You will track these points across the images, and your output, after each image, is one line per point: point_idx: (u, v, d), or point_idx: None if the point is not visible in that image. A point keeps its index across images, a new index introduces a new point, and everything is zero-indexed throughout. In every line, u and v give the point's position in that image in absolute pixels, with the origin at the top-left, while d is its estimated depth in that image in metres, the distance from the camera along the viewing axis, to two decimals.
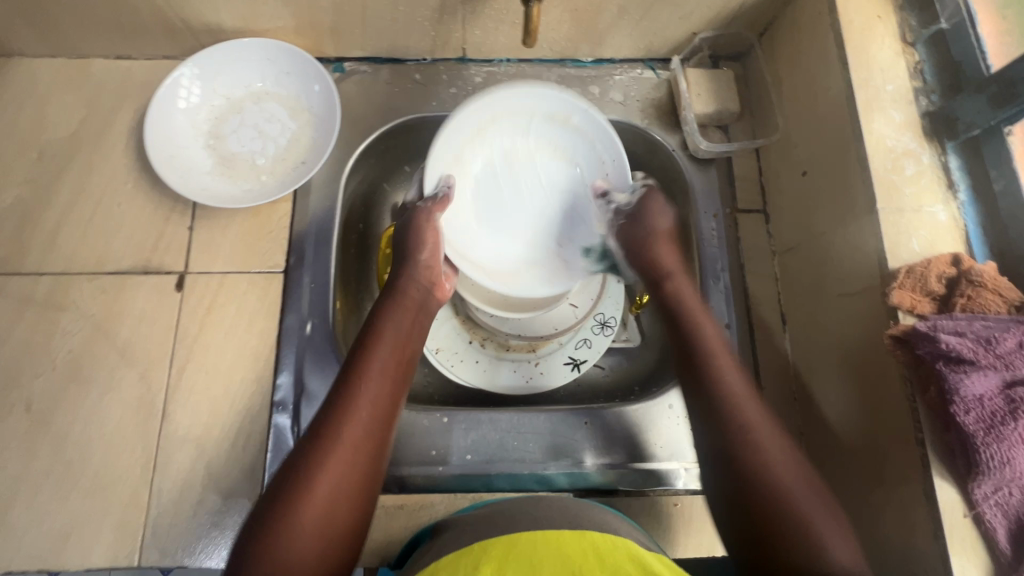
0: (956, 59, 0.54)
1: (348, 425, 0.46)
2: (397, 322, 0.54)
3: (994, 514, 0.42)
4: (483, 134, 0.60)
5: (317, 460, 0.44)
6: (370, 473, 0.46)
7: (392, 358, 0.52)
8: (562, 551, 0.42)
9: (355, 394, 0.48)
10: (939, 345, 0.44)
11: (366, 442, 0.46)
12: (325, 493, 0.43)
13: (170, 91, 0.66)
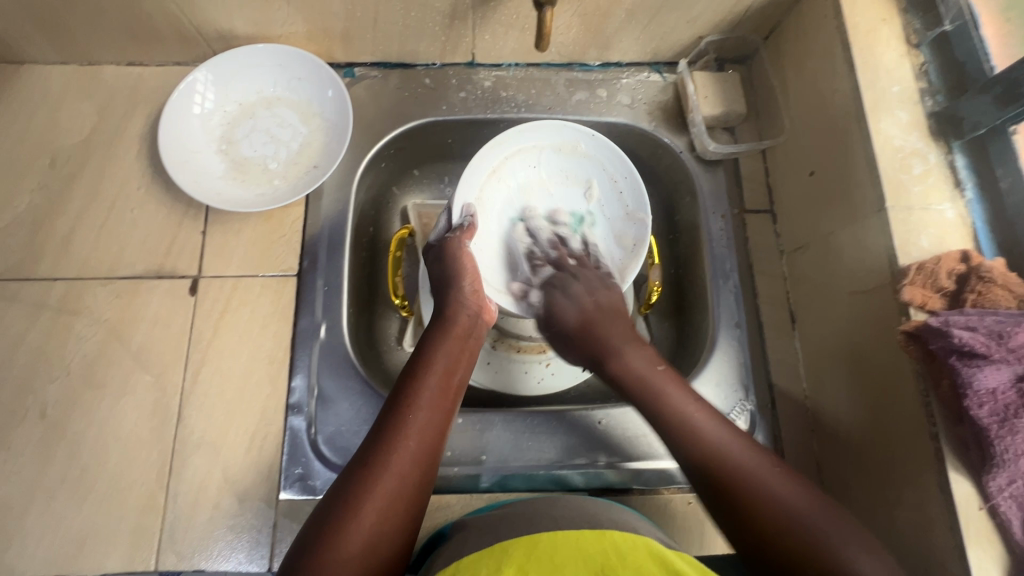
0: (960, 59, 0.55)
1: (396, 454, 0.47)
2: (443, 350, 0.54)
3: (1009, 506, 0.43)
4: (497, 170, 0.62)
5: (363, 489, 0.45)
6: (414, 501, 0.46)
7: (443, 389, 0.52)
8: (583, 551, 0.42)
9: (404, 424, 0.49)
10: (951, 340, 0.45)
11: (412, 472, 0.47)
12: (369, 522, 0.43)
13: (183, 97, 0.67)
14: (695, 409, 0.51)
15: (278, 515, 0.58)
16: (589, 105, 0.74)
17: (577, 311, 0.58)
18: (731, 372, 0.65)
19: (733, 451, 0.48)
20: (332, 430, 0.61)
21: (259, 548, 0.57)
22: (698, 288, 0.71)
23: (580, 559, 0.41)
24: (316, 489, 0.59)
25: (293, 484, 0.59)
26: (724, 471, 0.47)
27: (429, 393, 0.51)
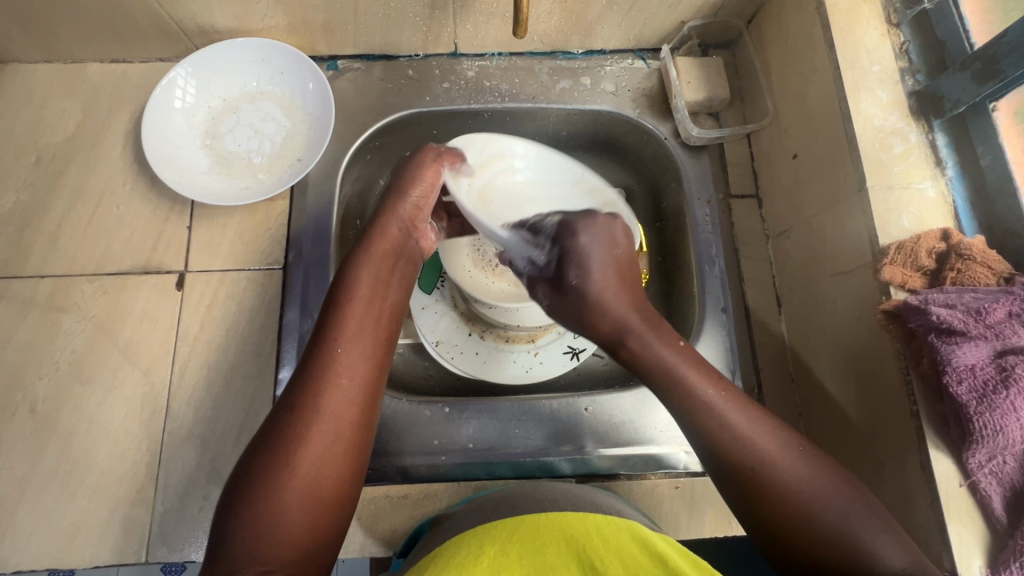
0: (941, 38, 0.54)
1: (325, 396, 0.47)
2: (365, 283, 0.54)
3: (988, 481, 0.43)
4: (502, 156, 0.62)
5: (291, 431, 0.46)
6: (351, 440, 0.47)
7: (374, 317, 0.53)
8: (565, 533, 0.42)
9: (334, 360, 0.49)
10: (930, 317, 0.45)
11: (349, 411, 0.48)
12: (303, 468, 0.45)
13: (166, 92, 0.67)
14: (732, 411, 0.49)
15: None
16: (573, 92, 0.73)
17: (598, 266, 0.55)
18: (719, 355, 0.65)
19: (759, 447, 0.47)
20: None
21: None
22: (685, 274, 0.71)
23: (560, 541, 0.41)
24: None
25: None
26: (751, 464, 0.47)
27: (355, 327, 0.52)
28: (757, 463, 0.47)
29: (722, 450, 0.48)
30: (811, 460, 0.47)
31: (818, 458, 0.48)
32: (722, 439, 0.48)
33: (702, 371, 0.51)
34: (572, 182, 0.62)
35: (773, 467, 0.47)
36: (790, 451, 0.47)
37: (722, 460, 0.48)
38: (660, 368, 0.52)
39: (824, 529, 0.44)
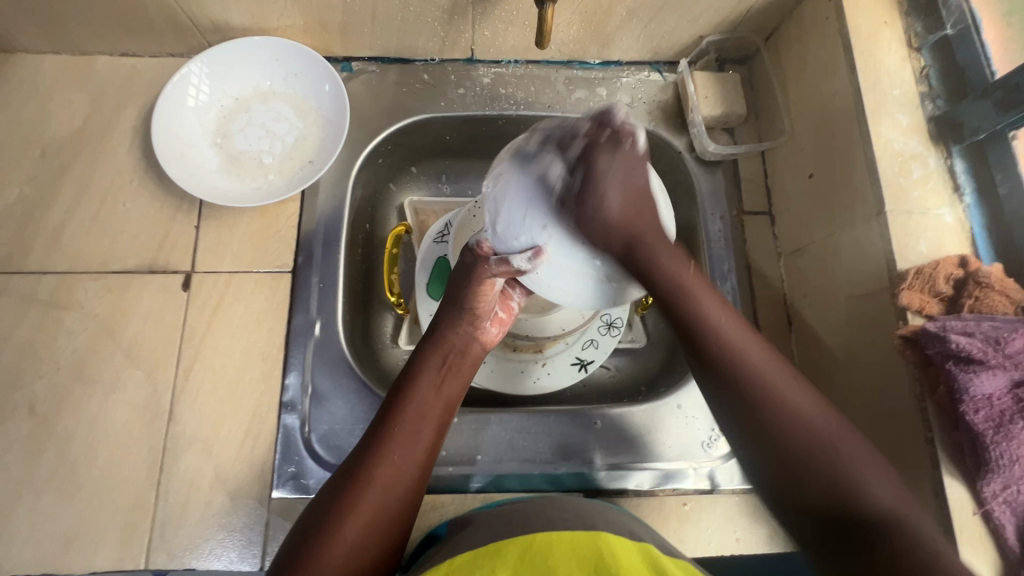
0: (962, 64, 0.55)
1: (392, 444, 0.49)
2: (463, 337, 0.56)
3: (1003, 511, 0.43)
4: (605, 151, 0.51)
5: (369, 474, 0.47)
6: (412, 494, 0.49)
7: (448, 372, 0.54)
8: (575, 556, 0.41)
9: (402, 409, 0.51)
10: (948, 345, 0.45)
11: (412, 463, 0.49)
12: (366, 513, 0.46)
13: (179, 89, 0.66)
14: (711, 314, 0.50)
15: (270, 514, 0.58)
16: (589, 103, 0.73)
17: (618, 201, 0.50)
18: None
19: (744, 355, 0.49)
20: (326, 428, 0.61)
21: (250, 547, 0.57)
22: None
23: (571, 559, 0.41)
24: (310, 488, 0.59)
25: (286, 482, 0.59)
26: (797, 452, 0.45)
27: (450, 381, 0.54)
28: (739, 372, 0.48)
29: (709, 359, 0.50)
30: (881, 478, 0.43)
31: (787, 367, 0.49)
32: (720, 349, 0.49)
33: (702, 290, 0.51)
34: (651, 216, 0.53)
35: (751, 377, 0.48)
36: (762, 357, 0.49)
37: (710, 359, 0.49)
38: (663, 283, 0.50)
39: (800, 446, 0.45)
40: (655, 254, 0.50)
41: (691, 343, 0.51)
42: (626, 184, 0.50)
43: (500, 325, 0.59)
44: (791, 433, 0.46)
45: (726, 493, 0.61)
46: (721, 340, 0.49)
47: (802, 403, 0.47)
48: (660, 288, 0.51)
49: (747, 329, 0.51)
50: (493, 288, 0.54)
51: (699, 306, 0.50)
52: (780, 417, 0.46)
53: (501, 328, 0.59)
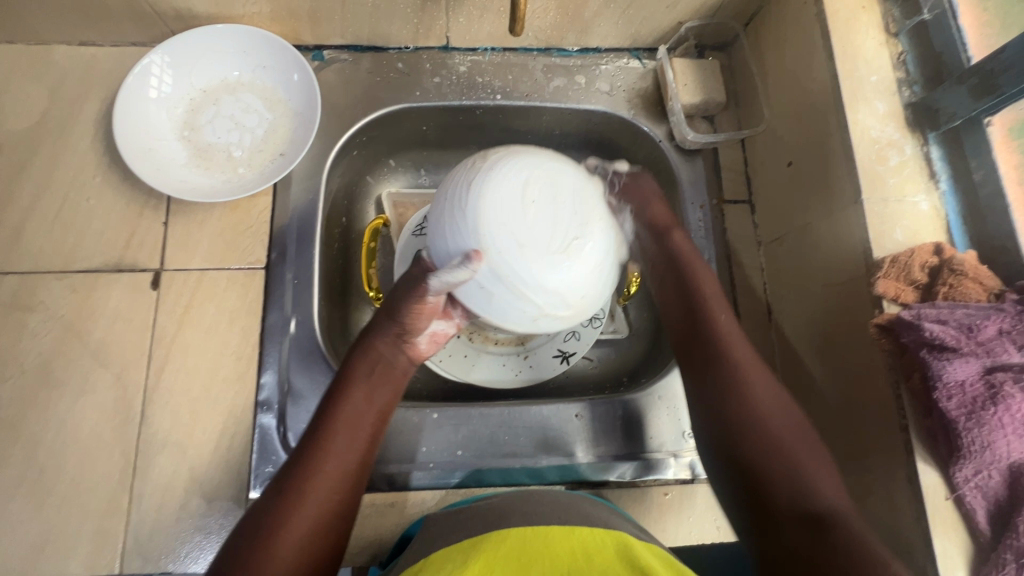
0: (938, 49, 0.54)
1: (322, 459, 0.48)
2: (393, 350, 0.55)
3: (974, 496, 0.44)
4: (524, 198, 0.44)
5: (299, 494, 0.46)
6: (347, 508, 0.48)
7: (377, 390, 0.53)
8: (549, 552, 0.41)
9: (332, 424, 0.50)
10: (923, 333, 0.45)
11: (341, 478, 0.48)
12: (298, 531, 0.45)
13: (140, 80, 0.63)
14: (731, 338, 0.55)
15: None
16: (568, 91, 0.72)
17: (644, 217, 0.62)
18: None
19: (772, 426, 0.50)
20: (303, 427, 0.60)
21: None
22: None
23: (543, 556, 0.41)
24: None
25: (263, 482, 0.58)
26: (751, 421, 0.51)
27: (377, 398, 0.53)
28: (754, 424, 0.50)
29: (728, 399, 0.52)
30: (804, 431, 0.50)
31: (835, 472, 0.48)
32: (743, 413, 0.51)
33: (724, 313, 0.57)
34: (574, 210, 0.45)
35: (777, 444, 0.49)
36: (804, 444, 0.49)
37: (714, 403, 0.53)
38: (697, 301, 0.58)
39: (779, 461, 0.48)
40: (692, 307, 0.58)
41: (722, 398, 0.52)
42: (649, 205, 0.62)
43: (435, 338, 0.56)
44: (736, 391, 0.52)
45: (706, 482, 0.62)
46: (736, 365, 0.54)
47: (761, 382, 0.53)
48: (710, 359, 0.55)
49: (803, 425, 0.51)
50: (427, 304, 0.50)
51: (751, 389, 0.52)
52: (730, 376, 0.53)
53: (434, 343, 0.56)
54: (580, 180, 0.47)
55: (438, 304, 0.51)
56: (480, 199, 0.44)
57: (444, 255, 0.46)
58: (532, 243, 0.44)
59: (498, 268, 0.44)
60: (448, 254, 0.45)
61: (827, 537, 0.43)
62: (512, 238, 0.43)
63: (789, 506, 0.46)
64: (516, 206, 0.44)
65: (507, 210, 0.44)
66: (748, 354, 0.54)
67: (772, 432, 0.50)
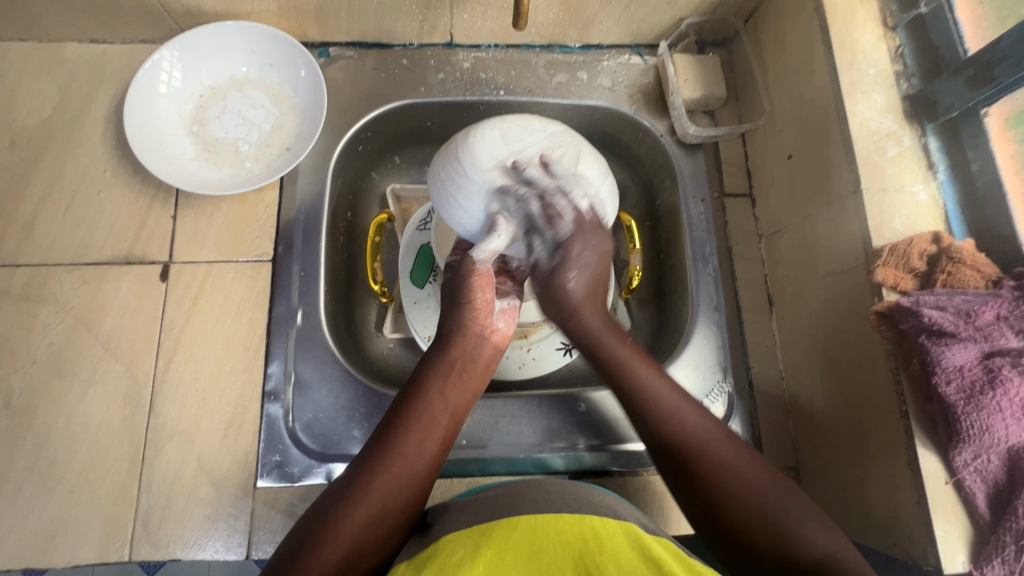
0: (935, 42, 0.55)
1: (398, 450, 0.48)
2: (473, 340, 0.55)
3: (973, 480, 0.44)
4: (506, 136, 0.49)
5: (375, 479, 0.47)
6: (413, 504, 0.48)
7: (457, 382, 0.54)
8: (561, 541, 0.41)
9: (412, 416, 0.51)
10: (922, 319, 0.46)
11: (414, 472, 0.48)
12: (363, 517, 0.45)
13: (150, 75, 0.64)
14: (652, 379, 0.53)
15: (255, 504, 0.57)
16: (570, 87, 0.73)
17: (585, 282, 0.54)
18: (709, 353, 0.66)
19: (728, 458, 0.49)
20: (310, 416, 0.61)
21: (235, 537, 0.56)
22: (678, 273, 0.71)
23: (557, 544, 0.41)
24: (294, 476, 0.58)
25: (270, 472, 0.58)
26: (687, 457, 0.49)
27: (455, 394, 0.53)
28: (711, 465, 0.48)
29: (658, 431, 0.51)
30: (753, 460, 0.49)
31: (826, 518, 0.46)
32: (690, 451, 0.49)
33: (645, 364, 0.54)
34: (553, 155, 0.49)
35: (745, 497, 0.46)
36: (755, 464, 0.49)
37: (673, 449, 0.50)
38: (607, 359, 0.55)
39: (755, 510, 0.46)
40: (629, 364, 0.54)
41: (653, 431, 0.51)
42: (591, 271, 0.54)
43: (508, 319, 0.57)
44: (666, 434, 0.50)
45: None
46: (670, 419, 0.51)
47: (701, 422, 0.51)
48: (638, 411, 0.52)
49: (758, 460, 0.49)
50: (483, 276, 0.54)
51: (711, 451, 0.49)
52: (647, 419, 0.51)
53: (510, 323, 0.57)
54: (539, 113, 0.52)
55: (491, 271, 0.54)
56: (473, 167, 0.48)
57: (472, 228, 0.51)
58: (531, 180, 0.48)
59: (516, 212, 0.49)
60: (476, 226, 0.51)
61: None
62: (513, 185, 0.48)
63: (770, 545, 0.44)
64: (500, 159, 0.49)
65: (498, 164, 0.48)
66: (655, 377, 0.53)
67: (722, 475, 0.47)
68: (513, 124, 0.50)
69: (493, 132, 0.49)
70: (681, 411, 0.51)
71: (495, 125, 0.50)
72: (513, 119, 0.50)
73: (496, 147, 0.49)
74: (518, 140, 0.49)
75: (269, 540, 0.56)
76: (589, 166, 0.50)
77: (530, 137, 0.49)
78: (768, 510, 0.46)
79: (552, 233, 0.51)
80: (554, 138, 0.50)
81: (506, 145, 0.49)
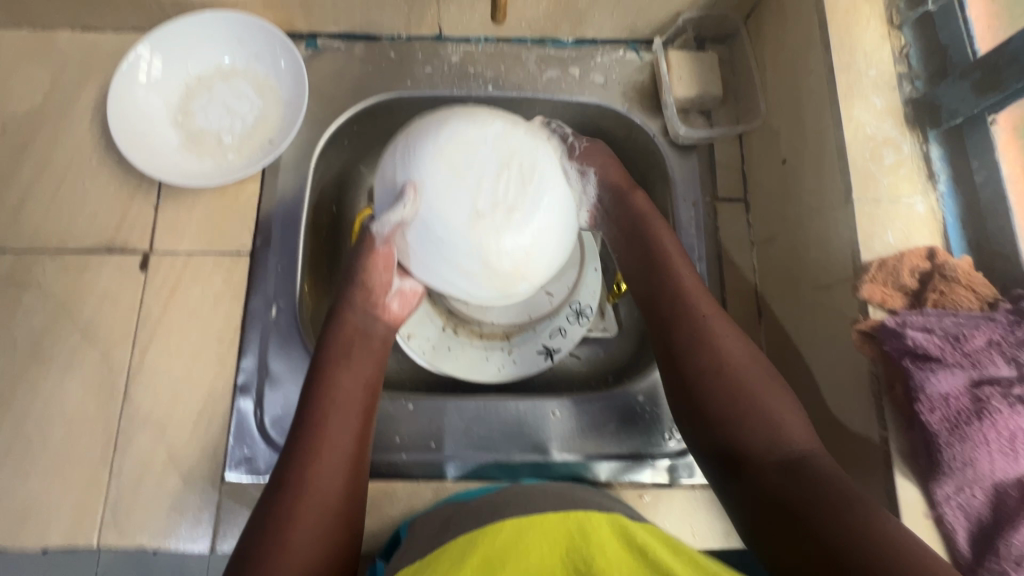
0: (944, 43, 0.51)
1: (313, 447, 0.49)
2: (364, 318, 0.58)
3: (955, 515, 0.41)
4: (459, 176, 0.48)
5: (302, 477, 0.48)
6: (345, 495, 0.49)
7: (359, 365, 0.56)
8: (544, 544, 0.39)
9: (320, 410, 0.51)
10: (906, 341, 0.43)
11: (337, 463, 0.49)
12: (303, 525, 0.46)
13: (132, 64, 0.64)
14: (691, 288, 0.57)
15: (221, 497, 0.57)
16: (561, 83, 0.71)
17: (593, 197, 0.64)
18: None
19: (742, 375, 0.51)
20: (280, 412, 0.60)
21: (201, 528, 0.57)
22: None
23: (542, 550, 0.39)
24: (261, 470, 0.58)
25: (238, 465, 0.58)
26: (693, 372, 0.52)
27: (362, 376, 0.55)
28: (712, 365, 0.52)
29: (690, 358, 0.53)
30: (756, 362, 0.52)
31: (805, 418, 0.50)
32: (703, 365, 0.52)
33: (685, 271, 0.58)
34: (509, 171, 0.48)
35: (752, 418, 0.49)
36: (757, 364, 0.52)
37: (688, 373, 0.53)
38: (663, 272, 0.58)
39: (760, 424, 0.48)
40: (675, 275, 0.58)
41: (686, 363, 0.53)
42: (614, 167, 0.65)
43: (404, 301, 0.60)
44: (691, 349, 0.53)
45: (684, 488, 0.60)
46: (704, 332, 0.54)
47: (722, 329, 0.54)
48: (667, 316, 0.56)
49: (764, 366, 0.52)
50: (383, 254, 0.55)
51: (720, 349, 0.52)
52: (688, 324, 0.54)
53: (404, 305, 0.60)
54: (466, 120, 0.49)
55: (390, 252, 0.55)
56: (444, 226, 0.48)
57: (483, 287, 0.52)
58: (510, 213, 0.48)
59: (513, 254, 0.49)
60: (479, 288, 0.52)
61: (802, 476, 0.45)
62: (495, 231, 0.48)
63: (768, 456, 0.47)
64: (467, 208, 0.48)
65: (470, 213, 0.48)
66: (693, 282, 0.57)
67: (741, 380, 0.51)
68: (455, 152, 0.48)
69: (444, 176, 0.48)
70: (702, 318, 0.55)
71: (438, 163, 0.48)
72: (452, 144, 0.48)
73: (455, 193, 0.48)
74: (470, 173, 0.48)
75: (233, 534, 0.57)
76: (548, 165, 0.50)
77: (480, 162, 0.48)
78: (776, 427, 0.48)
79: (550, 253, 0.51)
80: (504, 150, 0.49)
81: (463, 185, 0.48)
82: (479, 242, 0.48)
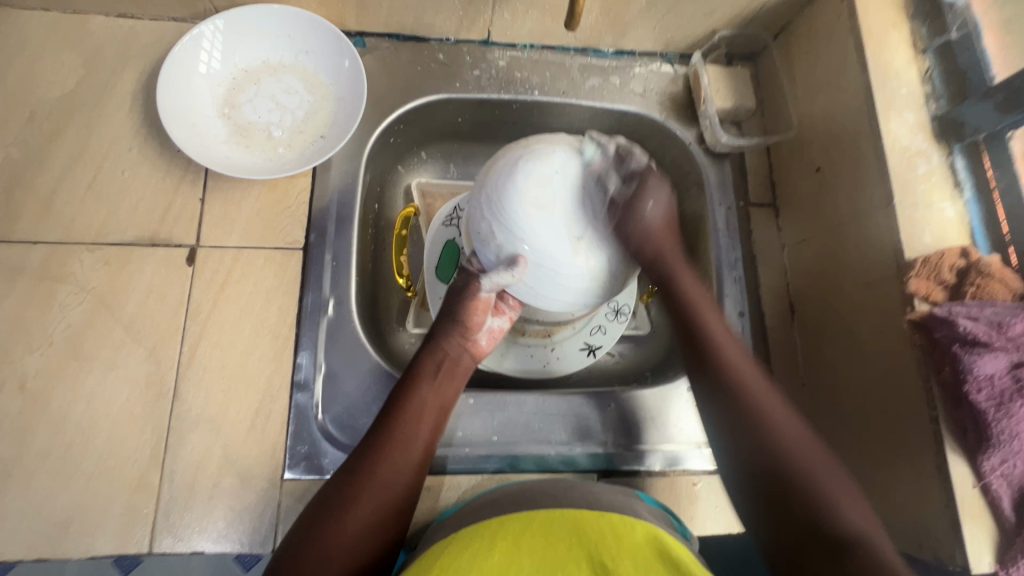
0: (964, 67, 0.58)
1: (388, 449, 0.50)
2: (457, 345, 0.57)
3: (1000, 484, 0.46)
4: (547, 209, 0.46)
5: (374, 471, 0.49)
6: (404, 501, 0.50)
7: (443, 382, 0.55)
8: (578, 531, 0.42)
9: (400, 416, 0.52)
10: (956, 328, 0.48)
11: (405, 469, 0.50)
12: (361, 519, 0.47)
13: (190, 53, 0.63)
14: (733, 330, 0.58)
15: (283, 496, 0.56)
16: (603, 91, 0.74)
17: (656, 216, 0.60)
18: None
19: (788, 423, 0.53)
20: (339, 409, 0.59)
21: (262, 529, 0.55)
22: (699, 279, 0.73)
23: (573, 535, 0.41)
24: (323, 468, 0.57)
25: (299, 463, 0.57)
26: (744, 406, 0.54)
27: (441, 394, 0.55)
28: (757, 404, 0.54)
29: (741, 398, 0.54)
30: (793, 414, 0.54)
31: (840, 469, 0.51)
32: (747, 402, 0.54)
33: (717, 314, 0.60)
34: (583, 186, 0.48)
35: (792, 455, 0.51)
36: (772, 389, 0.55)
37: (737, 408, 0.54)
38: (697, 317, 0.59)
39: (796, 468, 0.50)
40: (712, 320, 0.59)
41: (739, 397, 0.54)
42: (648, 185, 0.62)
43: (494, 333, 0.59)
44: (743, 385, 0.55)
45: None
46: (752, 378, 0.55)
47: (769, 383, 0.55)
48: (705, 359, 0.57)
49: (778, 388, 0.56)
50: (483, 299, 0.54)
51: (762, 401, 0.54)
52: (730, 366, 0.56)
53: (492, 339, 0.59)
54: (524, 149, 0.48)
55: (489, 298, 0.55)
56: (551, 258, 0.47)
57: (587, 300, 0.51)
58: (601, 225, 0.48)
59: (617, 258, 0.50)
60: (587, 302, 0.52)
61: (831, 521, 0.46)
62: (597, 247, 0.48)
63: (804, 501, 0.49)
64: (567, 235, 0.47)
65: (573, 237, 0.47)
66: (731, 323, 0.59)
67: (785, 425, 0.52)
68: (534, 190, 0.46)
69: (534, 215, 0.46)
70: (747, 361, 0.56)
71: (522, 204, 0.46)
72: (525, 182, 0.46)
73: (553, 226, 0.46)
74: (554, 202, 0.46)
75: None
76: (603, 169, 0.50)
77: (560, 191, 0.47)
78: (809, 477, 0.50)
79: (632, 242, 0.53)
80: (571, 171, 0.48)
81: (556, 216, 0.46)
82: (586, 261, 0.48)
